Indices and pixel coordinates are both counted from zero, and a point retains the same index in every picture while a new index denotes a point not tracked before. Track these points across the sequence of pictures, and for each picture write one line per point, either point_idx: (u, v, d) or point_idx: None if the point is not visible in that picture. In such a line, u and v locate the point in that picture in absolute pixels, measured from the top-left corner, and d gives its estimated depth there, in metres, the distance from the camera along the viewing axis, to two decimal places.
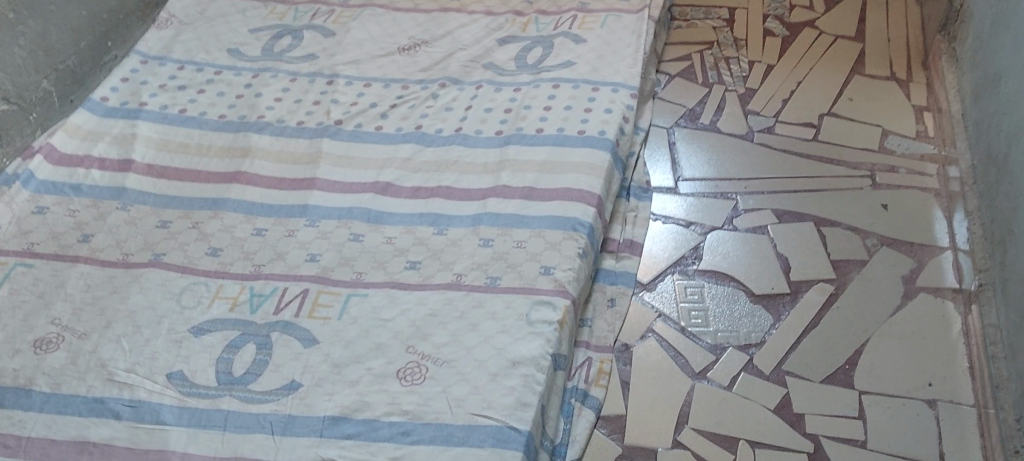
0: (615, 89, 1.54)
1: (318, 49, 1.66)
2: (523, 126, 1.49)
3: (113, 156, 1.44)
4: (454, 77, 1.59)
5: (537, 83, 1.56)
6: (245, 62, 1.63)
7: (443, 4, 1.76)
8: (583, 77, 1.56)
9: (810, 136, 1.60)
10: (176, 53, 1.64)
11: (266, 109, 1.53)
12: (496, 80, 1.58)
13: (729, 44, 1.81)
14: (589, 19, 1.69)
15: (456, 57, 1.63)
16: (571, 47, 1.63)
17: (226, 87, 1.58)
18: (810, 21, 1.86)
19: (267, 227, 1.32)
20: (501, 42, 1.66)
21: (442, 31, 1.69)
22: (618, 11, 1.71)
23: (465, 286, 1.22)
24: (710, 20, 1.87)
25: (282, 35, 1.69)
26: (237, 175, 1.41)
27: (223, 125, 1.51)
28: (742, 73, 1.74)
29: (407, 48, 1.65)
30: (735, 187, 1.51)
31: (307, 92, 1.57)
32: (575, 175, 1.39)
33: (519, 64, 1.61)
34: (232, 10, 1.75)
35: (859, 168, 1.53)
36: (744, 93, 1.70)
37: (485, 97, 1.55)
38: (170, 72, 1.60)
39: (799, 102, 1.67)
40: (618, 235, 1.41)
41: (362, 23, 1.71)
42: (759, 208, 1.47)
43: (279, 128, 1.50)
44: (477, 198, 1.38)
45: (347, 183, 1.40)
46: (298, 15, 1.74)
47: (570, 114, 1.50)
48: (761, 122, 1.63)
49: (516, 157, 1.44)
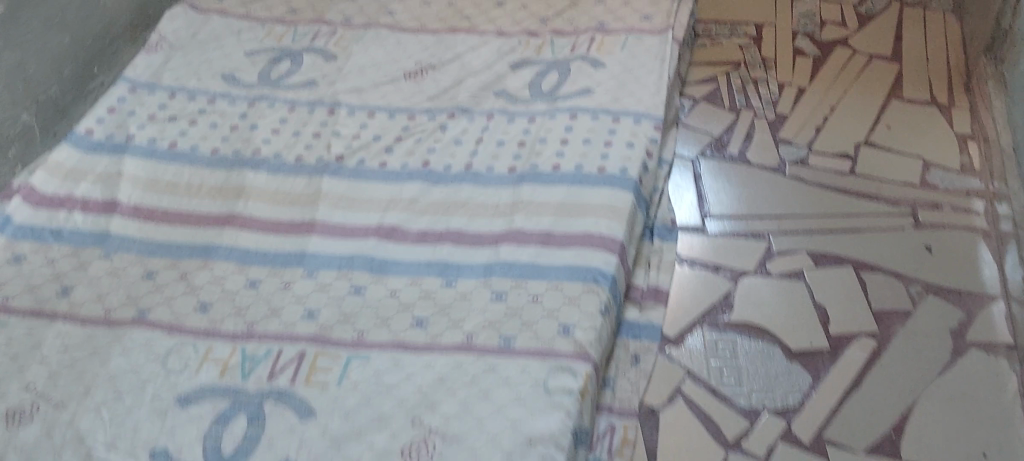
0: (637, 120, 1.43)
1: (318, 75, 1.56)
2: (539, 163, 1.39)
3: (97, 197, 1.34)
4: (464, 107, 1.49)
5: (553, 114, 1.46)
6: (240, 90, 1.53)
7: (452, 24, 1.65)
8: (602, 107, 1.46)
9: (845, 169, 1.49)
10: (166, 80, 1.54)
11: (262, 143, 1.44)
12: (509, 110, 1.48)
13: (757, 64, 1.69)
14: (607, 40, 1.58)
15: (465, 84, 1.53)
16: (589, 72, 1.53)
17: (219, 118, 1.48)
18: (843, 40, 1.75)
19: (261, 278, 1.22)
20: (514, 67, 1.55)
21: (450, 55, 1.58)
22: (639, 31, 1.59)
23: (476, 348, 1.12)
24: (736, 38, 1.76)
25: (280, 59, 1.59)
26: (229, 218, 1.31)
27: (216, 162, 1.41)
28: (772, 96, 1.63)
29: (413, 74, 1.55)
30: (766, 226, 1.40)
31: (306, 124, 1.47)
32: (595, 219, 1.29)
33: (532, 91, 1.51)
34: (227, 32, 1.64)
35: (900, 204, 1.42)
36: (774, 119, 1.58)
37: (497, 130, 1.45)
38: (159, 102, 1.50)
39: (833, 130, 1.55)
40: (642, 282, 1.30)
41: (365, 47, 1.61)
42: (794, 251, 1.36)
43: (276, 164, 1.40)
44: (489, 244, 1.27)
45: (349, 228, 1.30)
46: (297, 36, 1.64)
47: (589, 149, 1.39)
48: (794, 152, 1.52)
49: (531, 197, 1.34)
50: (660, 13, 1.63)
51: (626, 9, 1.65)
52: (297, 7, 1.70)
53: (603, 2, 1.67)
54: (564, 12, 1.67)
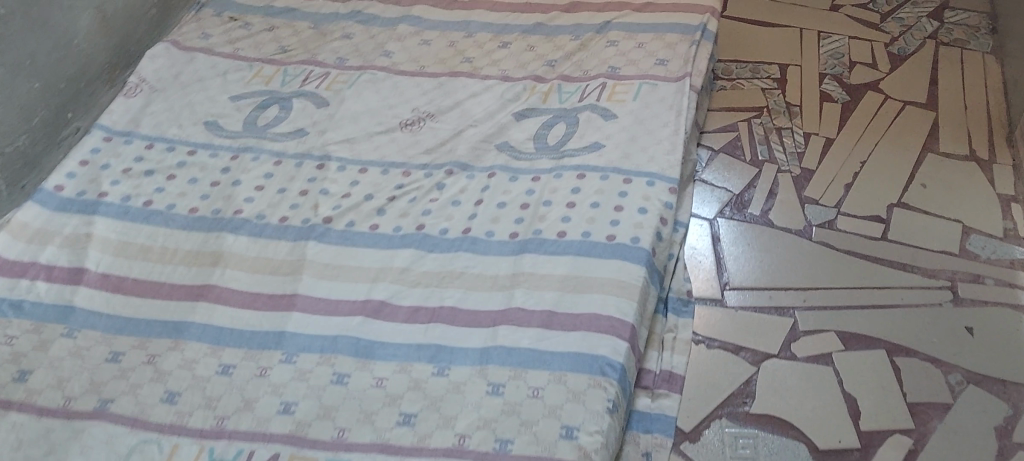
0: (650, 181, 1.32)
1: (307, 123, 1.45)
2: (542, 228, 1.27)
3: (64, 264, 1.24)
4: (463, 162, 1.38)
5: (559, 172, 1.35)
6: (223, 139, 1.42)
7: (453, 67, 1.54)
8: (612, 166, 1.35)
9: (876, 234, 1.37)
10: (145, 128, 1.43)
11: (244, 202, 1.33)
12: (511, 166, 1.37)
13: (781, 110, 1.57)
14: (619, 88, 1.47)
15: (464, 136, 1.42)
16: (598, 124, 1.42)
17: (199, 172, 1.37)
18: (874, 83, 1.62)
19: (235, 363, 1.12)
20: (518, 117, 1.44)
21: (450, 102, 1.47)
22: (653, 78, 1.48)
23: (469, 453, 1.01)
24: (759, 80, 1.63)
25: (268, 104, 1.48)
26: (203, 289, 1.21)
27: (193, 223, 1.30)
28: (797, 149, 1.51)
29: (410, 123, 1.44)
30: (791, 301, 1.29)
31: (293, 179, 1.36)
32: (602, 296, 1.18)
33: (537, 145, 1.40)
34: (212, 73, 1.53)
35: (937, 277, 1.31)
36: (800, 175, 1.47)
37: (499, 190, 1.34)
38: (136, 153, 1.39)
39: (863, 189, 1.44)
40: (654, 366, 1.19)
41: (359, 92, 1.50)
42: (821, 329, 1.25)
43: (257, 226, 1.30)
44: (486, 325, 1.16)
45: (333, 302, 1.19)
46: (286, 78, 1.52)
47: (597, 215, 1.28)
48: (820, 214, 1.41)
49: (532, 269, 1.22)
50: (677, 57, 1.51)
51: (640, 51, 1.53)
52: (288, 45, 1.59)
53: (616, 43, 1.56)
54: (574, 53, 1.55)
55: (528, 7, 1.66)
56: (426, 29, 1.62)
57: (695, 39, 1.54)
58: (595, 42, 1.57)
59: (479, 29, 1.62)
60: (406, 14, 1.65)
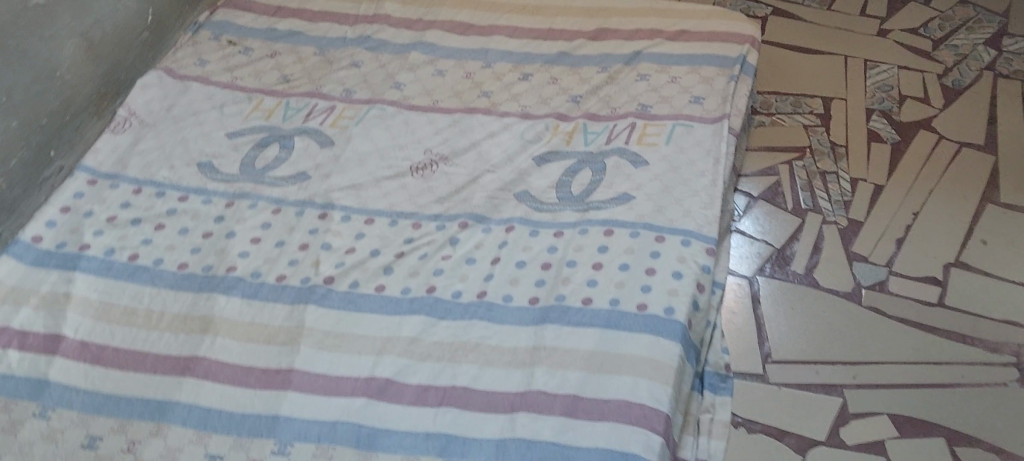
0: (685, 240, 1.19)
1: (310, 165, 1.33)
2: (565, 294, 1.15)
3: (39, 329, 1.13)
4: (479, 214, 1.25)
5: (583, 227, 1.22)
6: (218, 183, 1.30)
7: (469, 102, 1.42)
8: (643, 221, 1.22)
9: (932, 299, 1.25)
10: (133, 169, 1.32)
11: (238, 257, 1.21)
12: (531, 219, 1.25)
13: (825, 151, 1.45)
14: (650, 129, 1.35)
15: (481, 182, 1.30)
16: (628, 172, 1.29)
17: (191, 221, 1.26)
18: (926, 121, 1.49)
19: (222, 453, 1.01)
20: (539, 161, 1.32)
21: (465, 142, 1.35)
22: (688, 119, 1.35)
23: None
24: (801, 116, 1.51)
25: (267, 142, 1.36)
26: (190, 362, 1.10)
27: (182, 281, 1.19)
28: (843, 196, 1.38)
29: (421, 167, 1.32)
30: (839, 378, 1.17)
31: (293, 230, 1.24)
32: (633, 378, 1.06)
33: (560, 194, 1.28)
34: (208, 104, 1.41)
35: (1002, 351, 1.18)
36: (847, 227, 1.34)
37: (518, 246, 1.21)
38: (122, 199, 1.28)
39: (917, 245, 1.31)
40: (690, 454, 1.06)
41: (367, 129, 1.38)
42: (872, 412, 1.13)
43: (252, 285, 1.18)
44: (502, 410, 1.05)
45: (333, 379, 1.08)
46: (288, 112, 1.40)
47: (626, 279, 1.16)
48: (871, 273, 1.28)
49: (555, 343, 1.10)
50: (713, 94, 1.38)
51: (673, 87, 1.41)
52: (291, 74, 1.47)
53: (646, 77, 1.43)
54: (600, 88, 1.43)
55: (551, 32, 1.54)
56: (441, 58, 1.50)
57: (734, 73, 1.41)
58: (624, 75, 1.44)
59: (498, 58, 1.50)
60: (418, 40, 1.54)
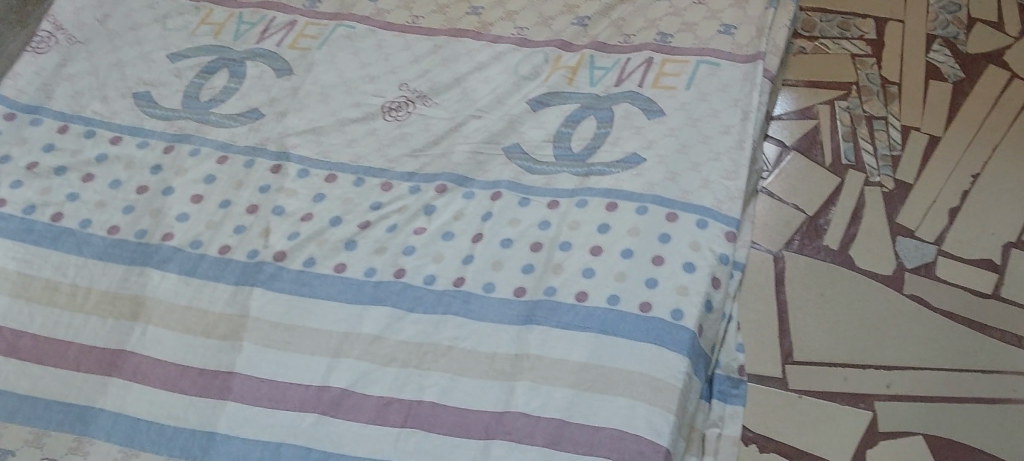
0: (701, 222, 1.00)
1: (263, 100, 1.13)
2: (556, 287, 0.98)
3: None
4: (460, 174, 1.07)
5: (582, 198, 1.04)
6: (156, 121, 1.11)
7: (455, 21, 1.20)
8: (653, 193, 1.02)
9: (986, 289, 1.07)
10: (58, 100, 1.13)
11: (176, 221, 1.04)
12: (522, 182, 1.06)
13: (874, 91, 1.24)
14: (669, 67, 1.13)
15: (465, 131, 1.10)
16: (639, 123, 1.08)
17: (124, 171, 1.08)
18: (997, 53, 1.26)
19: None
20: (536, 105, 1.12)
21: (449, 76, 1.14)
22: (714, 55, 1.13)
23: None
24: (849, 42, 1.29)
25: (214, 68, 1.15)
26: (116, 358, 0.95)
27: (112, 250, 1.02)
28: (891, 150, 1.19)
29: (393, 107, 1.12)
30: (870, 387, 1.01)
31: (240, 187, 1.06)
32: (629, 402, 0.89)
33: (558, 150, 1.08)
34: (149, 16, 1.22)
35: None
36: (893, 191, 1.15)
37: (505, 219, 1.04)
38: (45, 139, 1.10)
39: (973, 217, 1.13)
40: None
41: (333, 54, 1.17)
42: (905, 431, 0.98)
43: (191, 258, 1.01)
44: (476, 437, 0.89)
45: (281, 386, 0.93)
46: (240, 28, 1.19)
47: (628, 269, 0.97)
48: (916, 252, 1.11)
49: (540, 352, 0.93)
50: (748, 22, 1.15)
51: (701, 10, 1.18)
52: None
53: None
54: (613, 7, 1.20)
55: None
56: None
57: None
58: None
59: None
60: None
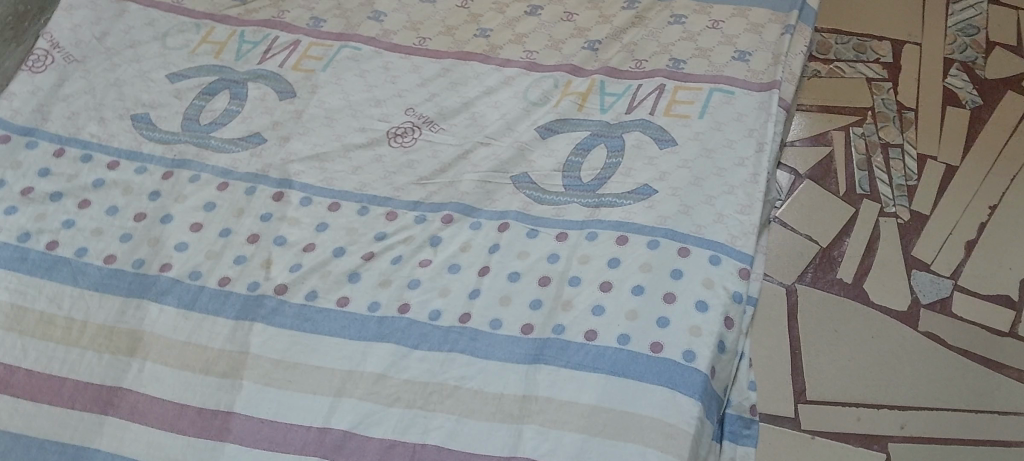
0: (714, 258, 0.97)
1: (266, 123, 1.11)
2: (565, 325, 0.95)
3: None
4: (468, 204, 1.05)
5: (592, 230, 1.01)
6: (155, 145, 1.10)
7: (463, 43, 1.20)
8: (664, 226, 0.99)
9: (1003, 327, 1.05)
10: (55, 122, 1.12)
11: (174, 251, 1.01)
12: (530, 213, 1.04)
13: (890, 117, 1.21)
14: (682, 94, 1.10)
15: (473, 159, 1.08)
16: (651, 153, 1.06)
17: (122, 197, 1.05)
18: (1016, 78, 1.24)
19: None
20: (545, 133, 1.10)
21: (457, 102, 1.13)
22: (728, 82, 1.11)
23: None
24: (864, 65, 1.27)
25: (215, 90, 1.15)
26: (113, 396, 0.92)
27: (109, 281, 0.99)
28: (906, 180, 1.16)
29: (400, 133, 1.10)
30: (883, 428, 0.99)
31: (241, 215, 1.04)
32: (639, 449, 0.85)
33: (568, 180, 1.06)
34: (148, 34, 1.21)
35: None
36: (908, 223, 1.13)
37: (512, 251, 1.01)
38: (41, 163, 1.08)
39: (990, 250, 1.10)
40: None
41: (338, 76, 1.16)
42: None
43: (190, 290, 0.98)
44: None
45: (281, 428, 0.90)
46: (242, 47, 1.19)
47: (640, 307, 0.94)
48: (933, 287, 1.08)
49: (549, 393, 0.90)
50: (764, 48, 1.13)
51: (715, 34, 1.16)
52: None
53: (682, 19, 1.19)
54: (625, 31, 1.19)
55: None
56: None
57: (791, 23, 1.15)
58: (654, 15, 1.20)
59: None
60: None
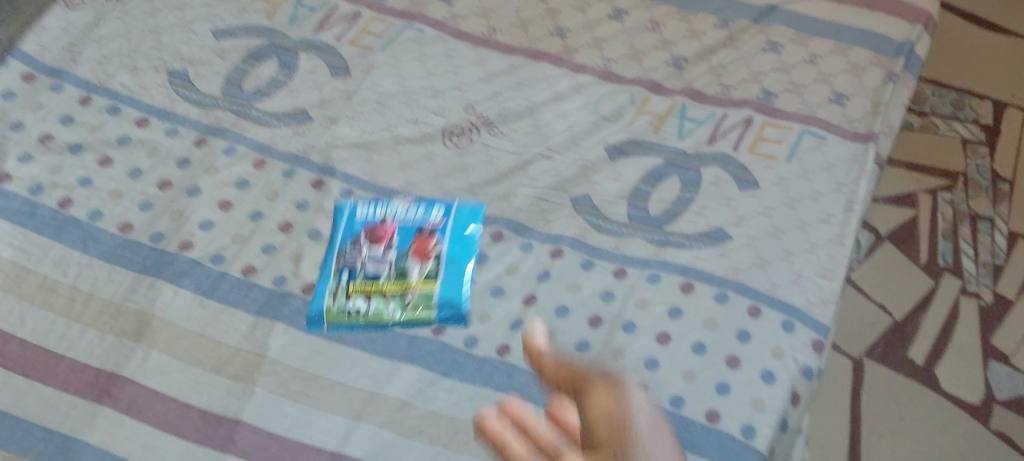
0: (788, 324, 0.85)
1: (314, 100, 1.04)
2: None
3: None
4: (520, 221, 0.95)
5: (654, 271, 0.90)
6: (190, 106, 1.02)
7: (536, 39, 1.12)
8: (736, 279, 0.88)
9: None
10: (84, 66, 1.05)
11: (197, 228, 0.93)
12: (588, 242, 0.93)
13: (982, 187, 1.24)
14: (769, 131, 1.01)
15: (532, 172, 0.99)
16: (729, 194, 0.95)
17: (147, 160, 0.98)
18: None
19: None
20: (614, 153, 1.00)
21: (522, 106, 1.04)
22: (821, 125, 1.01)
23: None
24: (961, 124, 1.31)
25: (263, 54, 1.07)
26: (111, 384, 0.83)
27: (122, 252, 0.91)
28: (993, 257, 1.18)
29: (457, 132, 1.02)
30: None
31: (276, 199, 0.95)
32: None
33: (632, 210, 0.95)
34: None
35: None
36: (989, 305, 1.14)
37: (563, 283, 0.90)
38: (65, 110, 1.01)
39: None
40: None
41: (397, 59, 1.09)
42: None
43: (210, 275, 0.90)
44: None
45: (291, 446, 0.80)
46: (298, 11, 1.13)
47: (698, 368, 0.82)
48: (1008, 383, 1.07)
49: None
50: (863, 93, 1.04)
51: (811, 70, 1.07)
52: None
53: (778, 48, 1.10)
54: (714, 51, 1.10)
55: None
56: None
57: (895, 70, 1.06)
58: (748, 38, 1.11)
59: None
60: None
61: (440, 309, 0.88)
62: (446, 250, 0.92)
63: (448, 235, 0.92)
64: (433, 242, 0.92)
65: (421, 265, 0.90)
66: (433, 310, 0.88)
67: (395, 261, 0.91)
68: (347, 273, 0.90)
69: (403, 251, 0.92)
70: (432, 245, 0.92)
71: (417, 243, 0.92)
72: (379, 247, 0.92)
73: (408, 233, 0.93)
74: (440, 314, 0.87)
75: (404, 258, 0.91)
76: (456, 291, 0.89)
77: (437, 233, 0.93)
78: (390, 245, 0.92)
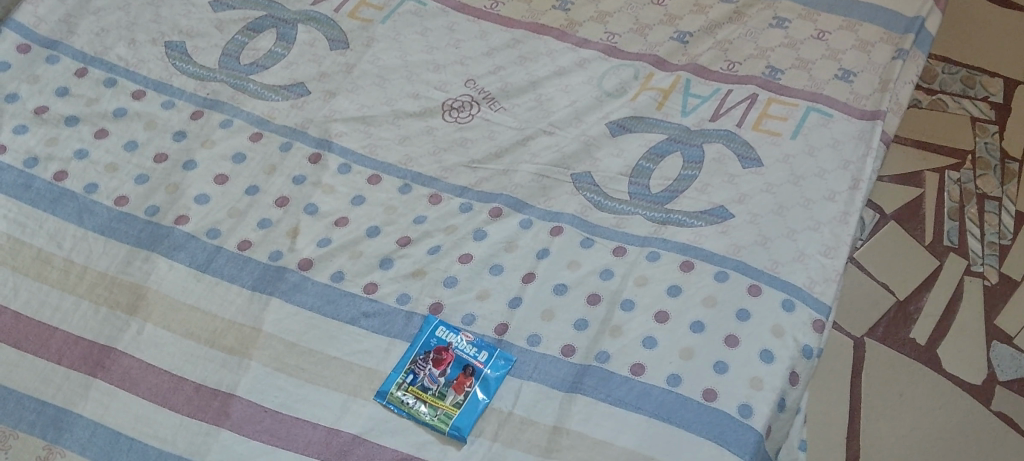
0: (788, 303, 0.84)
1: (313, 73, 1.03)
2: (611, 353, 0.82)
3: None
4: (519, 198, 0.94)
5: (655, 250, 0.89)
6: (187, 79, 1.01)
7: (539, 13, 1.10)
8: (737, 258, 0.87)
9: None
10: (81, 38, 1.04)
11: (193, 202, 0.92)
12: (587, 219, 0.92)
13: (991, 166, 1.22)
14: (774, 108, 0.99)
15: (532, 147, 0.98)
16: (731, 171, 0.94)
17: (143, 132, 0.97)
18: None
19: None
20: (616, 129, 0.99)
21: (524, 80, 1.03)
22: (827, 103, 0.99)
23: None
24: (970, 102, 1.29)
25: (261, 26, 1.06)
26: (105, 357, 0.82)
27: (117, 225, 0.90)
28: (1000, 237, 1.16)
29: (456, 107, 1.01)
30: None
31: (273, 173, 0.95)
32: None
33: (633, 187, 0.94)
34: None
35: None
36: (995, 285, 1.12)
37: (563, 260, 0.89)
38: (62, 81, 1.00)
39: None
40: None
41: (397, 31, 1.08)
42: None
43: (205, 249, 0.89)
44: None
45: (284, 422, 0.80)
46: None
47: (696, 346, 0.81)
48: (1013, 364, 1.06)
49: (582, 429, 0.77)
50: (870, 70, 1.02)
51: (818, 46, 1.05)
52: None
53: (785, 23, 1.08)
54: (719, 26, 1.08)
55: None
56: None
57: (905, 47, 1.04)
58: (755, 13, 1.09)
59: None
60: None
61: (455, 426, 0.79)
62: (481, 387, 0.81)
63: (490, 378, 0.81)
64: (472, 381, 0.81)
65: (458, 393, 0.81)
66: (449, 424, 0.79)
67: (443, 383, 0.81)
68: (410, 375, 0.82)
69: (450, 379, 0.82)
70: (473, 383, 0.81)
71: (464, 376, 0.82)
72: (436, 367, 0.82)
73: (461, 364, 0.83)
74: (448, 431, 0.79)
75: (450, 383, 0.82)
76: (470, 419, 0.79)
77: (481, 373, 0.82)
78: (444, 370, 0.82)
